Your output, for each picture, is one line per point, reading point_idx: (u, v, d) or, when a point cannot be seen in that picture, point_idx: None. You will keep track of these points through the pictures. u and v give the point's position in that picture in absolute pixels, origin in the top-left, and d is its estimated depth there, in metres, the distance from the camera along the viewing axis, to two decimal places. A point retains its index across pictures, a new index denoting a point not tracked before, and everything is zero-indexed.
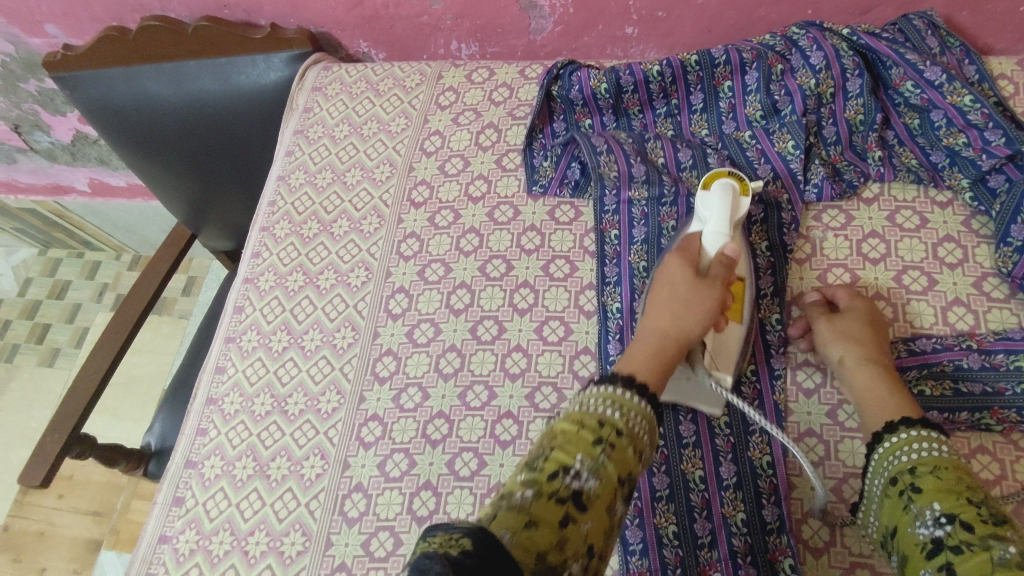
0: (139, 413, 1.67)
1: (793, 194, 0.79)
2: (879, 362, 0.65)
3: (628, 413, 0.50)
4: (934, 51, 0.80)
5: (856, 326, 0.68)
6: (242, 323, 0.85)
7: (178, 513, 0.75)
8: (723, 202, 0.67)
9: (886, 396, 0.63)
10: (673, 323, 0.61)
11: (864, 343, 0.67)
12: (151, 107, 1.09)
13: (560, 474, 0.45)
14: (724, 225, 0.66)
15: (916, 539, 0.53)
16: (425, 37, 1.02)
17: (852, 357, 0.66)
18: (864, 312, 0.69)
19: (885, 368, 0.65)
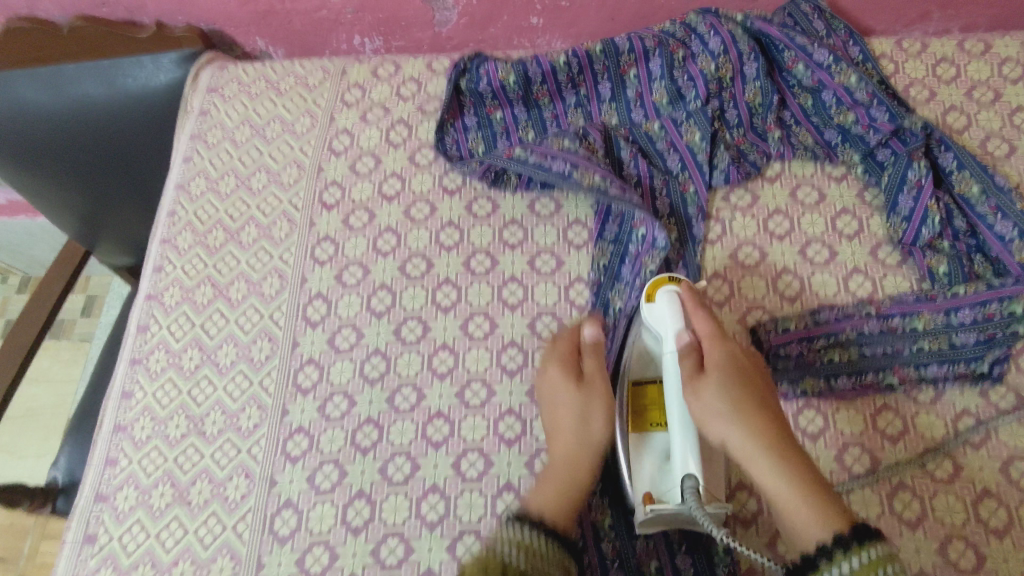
0: (43, 447, 1.55)
1: (698, 184, 0.81)
2: (789, 452, 0.59)
3: (530, 560, 0.56)
4: (821, 33, 0.84)
5: (741, 394, 0.62)
6: (148, 343, 0.80)
7: (91, 551, 0.70)
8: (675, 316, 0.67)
9: (803, 497, 0.56)
10: (566, 429, 0.67)
11: (763, 438, 0.60)
12: (24, 114, 0.99)
13: (496, 570, 0.53)
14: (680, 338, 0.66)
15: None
16: (325, 33, 0.99)
17: (746, 447, 0.60)
18: (728, 366, 0.64)
19: (784, 447, 0.60)
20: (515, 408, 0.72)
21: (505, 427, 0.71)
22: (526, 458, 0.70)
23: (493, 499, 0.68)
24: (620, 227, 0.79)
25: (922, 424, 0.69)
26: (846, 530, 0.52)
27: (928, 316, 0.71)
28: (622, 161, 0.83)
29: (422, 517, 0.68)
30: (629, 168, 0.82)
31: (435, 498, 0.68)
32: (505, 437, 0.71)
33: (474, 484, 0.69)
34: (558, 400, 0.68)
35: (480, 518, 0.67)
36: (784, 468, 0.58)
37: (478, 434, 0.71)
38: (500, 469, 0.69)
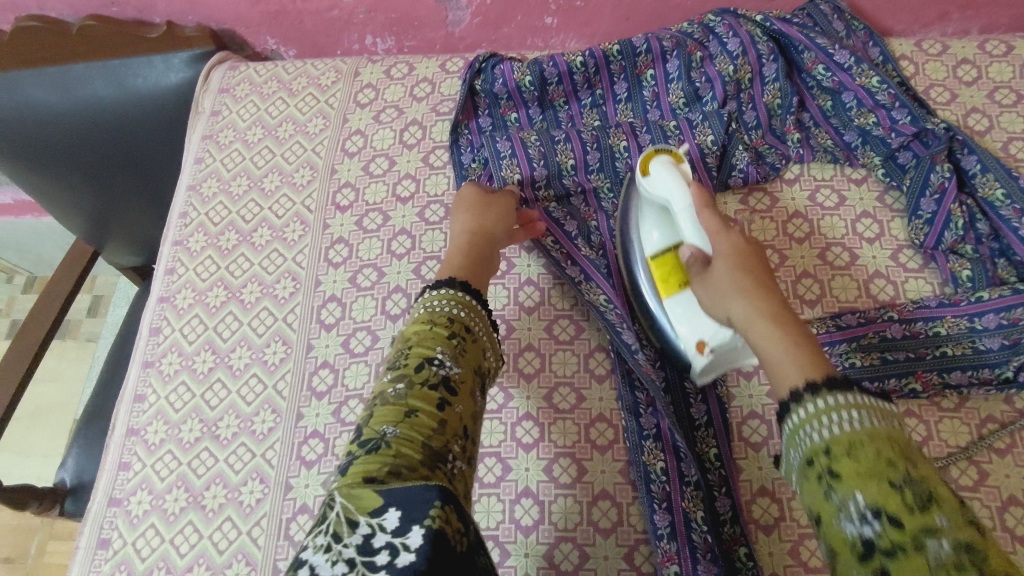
0: (49, 446, 1.55)
1: (707, 186, 0.80)
2: (773, 307, 0.55)
3: (466, 311, 0.61)
4: (840, 34, 0.83)
5: (735, 270, 0.59)
6: (160, 346, 0.79)
7: (104, 556, 0.69)
8: (669, 176, 0.70)
9: (793, 342, 0.51)
10: (470, 220, 0.73)
11: (749, 289, 0.57)
12: (35, 114, 0.99)
13: (427, 365, 0.54)
14: (681, 189, 0.69)
15: (841, 537, 0.40)
16: (337, 33, 0.98)
17: (745, 314, 0.55)
18: (728, 255, 0.61)
19: (786, 314, 0.54)
20: (533, 412, 0.71)
21: (522, 431, 0.70)
22: (545, 463, 0.69)
23: (511, 505, 0.67)
24: None
25: (946, 430, 0.68)
26: (817, 381, 0.46)
27: (951, 321, 0.70)
28: (621, 173, 0.82)
29: None
30: (630, 178, 0.81)
31: None
32: (522, 441, 0.70)
33: (491, 489, 0.68)
34: (471, 204, 0.75)
35: (498, 524, 0.66)
36: (759, 325, 0.54)
37: (495, 439, 0.70)
38: (518, 475, 0.69)
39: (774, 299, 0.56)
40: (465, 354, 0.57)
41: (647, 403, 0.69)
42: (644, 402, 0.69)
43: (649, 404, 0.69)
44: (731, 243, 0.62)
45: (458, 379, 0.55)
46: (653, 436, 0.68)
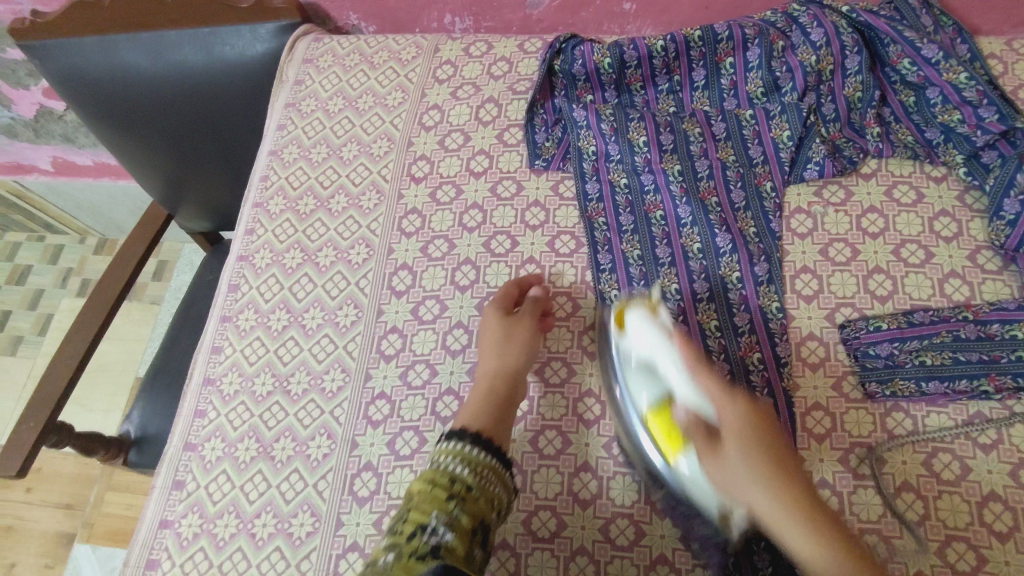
0: (111, 401, 1.62)
1: (776, 180, 0.80)
2: (786, 474, 0.52)
3: (471, 468, 0.59)
4: (929, 29, 0.82)
5: (749, 447, 0.53)
6: (238, 302, 0.82)
7: (179, 497, 0.73)
8: (653, 333, 0.61)
9: (815, 529, 0.49)
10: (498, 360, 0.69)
11: (770, 472, 0.52)
12: (126, 76, 1.03)
13: (418, 534, 0.53)
14: (682, 372, 0.58)
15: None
16: (417, 10, 1.00)
17: (771, 511, 0.51)
18: (735, 425, 0.54)
19: (815, 506, 0.51)
20: (595, 389, 0.72)
21: (584, 407, 0.72)
22: (605, 439, 0.70)
23: (569, 477, 0.68)
24: (691, 205, 0.78)
25: (1018, 435, 0.66)
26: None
27: None
28: (692, 155, 0.81)
29: None
30: (700, 161, 0.81)
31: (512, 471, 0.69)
32: (584, 416, 0.71)
33: (551, 461, 0.69)
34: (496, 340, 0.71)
35: (557, 494, 0.68)
36: (791, 524, 0.50)
37: (557, 413, 0.72)
38: (579, 449, 0.70)
39: (796, 482, 0.52)
40: (464, 514, 0.56)
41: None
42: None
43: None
44: (728, 413, 0.55)
45: (450, 547, 0.53)
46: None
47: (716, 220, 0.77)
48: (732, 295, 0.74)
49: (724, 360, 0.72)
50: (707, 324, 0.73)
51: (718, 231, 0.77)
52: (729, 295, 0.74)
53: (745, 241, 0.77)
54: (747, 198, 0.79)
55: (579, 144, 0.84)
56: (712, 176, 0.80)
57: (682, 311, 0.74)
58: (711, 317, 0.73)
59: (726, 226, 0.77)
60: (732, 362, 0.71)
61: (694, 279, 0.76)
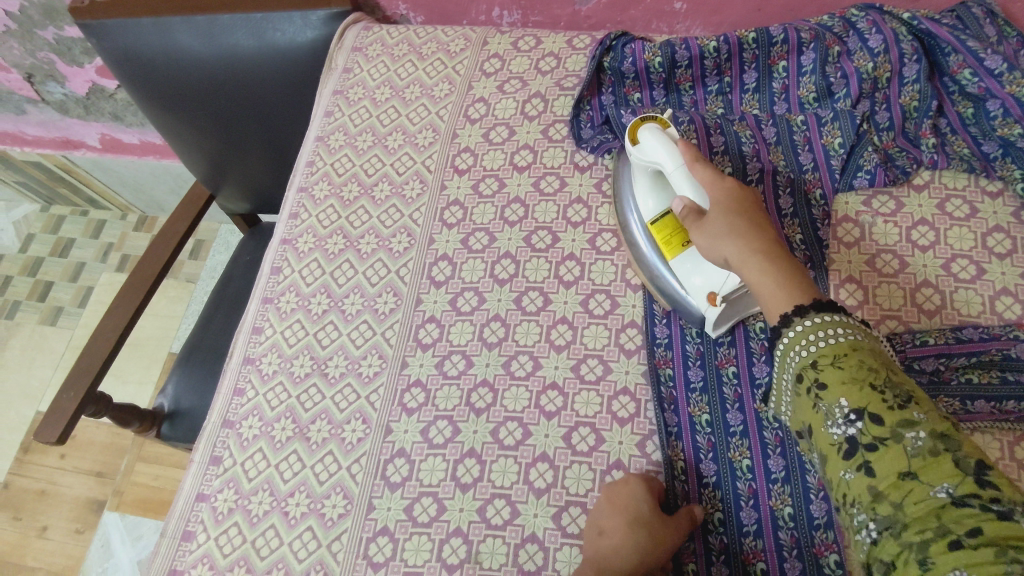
0: (145, 375, 1.65)
1: (825, 187, 0.80)
2: (761, 246, 0.59)
3: None
4: (992, 39, 0.79)
5: (728, 215, 0.62)
6: (280, 284, 0.83)
7: (215, 472, 0.74)
8: (658, 144, 0.69)
9: (784, 284, 0.56)
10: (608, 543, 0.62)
11: (742, 231, 0.61)
12: (179, 58, 1.05)
13: None
14: (671, 152, 0.68)
15: (828, 439, 0.49)
16: (467, 3, 1.00)
17: (738, 254, 0.60)
18: (721, 202, 0.63)
19: (775, 254, 0.59)
20: (630, 388, 0.72)
21: (619, 405, 0.71)
22: (639, 438, 0.70)
23: (601, 475, 0.68)
24: None
25: None
26: (805, 305, 0.53)
27: None
28: (743, 156, 0.80)
29: (529, 483, 0.69)
30: (750, 165, 0.80)
31: (544, 466, 0.69)
32: (618, 415, 0.71)
33: (584, 458, 0.69)
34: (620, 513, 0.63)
35: (588, 492, 0.68)
36: (748, 262, 0.59)
37: (591, 410, 0.71)
38: (612, 447, 0.70)
39: (760, 234, 0.61)
40: None
41: (735, 398, 0.70)
42: (731, 398, 0.70)
43: (736, 401, 0.70)
44: (715, 191, 0.64)
45: None
46: (740, 432, 0.68)
47: None
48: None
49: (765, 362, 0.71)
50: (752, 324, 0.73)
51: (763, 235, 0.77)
52: None
53: (791, 248, 0.76)
54: (795, 206, 0.78)
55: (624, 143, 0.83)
56: (761, 181, 0.79)
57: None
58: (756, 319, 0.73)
59: (772, 232, 0.77)
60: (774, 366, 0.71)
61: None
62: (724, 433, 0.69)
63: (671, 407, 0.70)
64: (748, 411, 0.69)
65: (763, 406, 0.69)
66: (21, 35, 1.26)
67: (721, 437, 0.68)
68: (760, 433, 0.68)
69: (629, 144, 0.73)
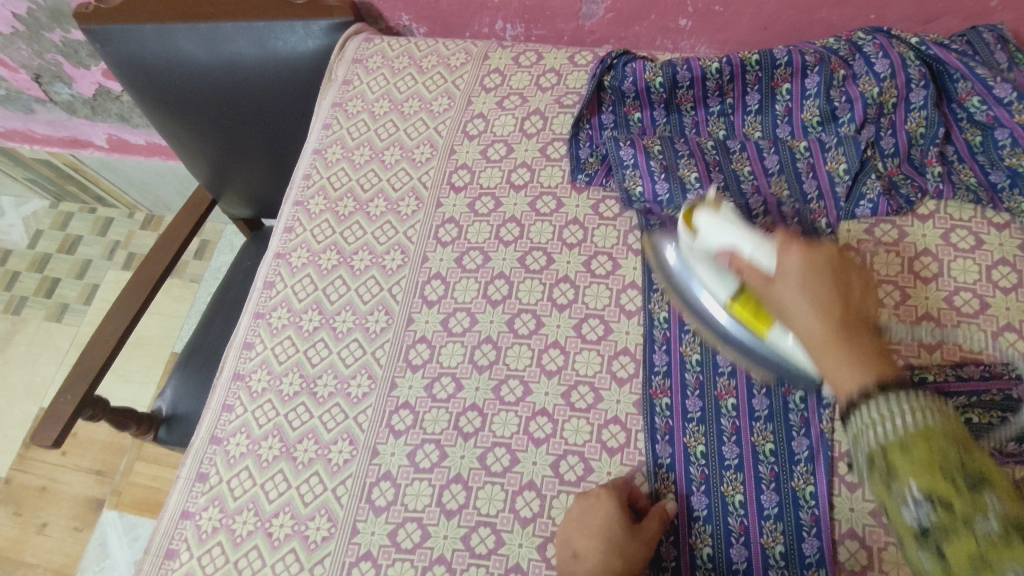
0: (146, 374, 1.66)
1: (830, 216, 0.77)
2: (866, 356, 0.51)
3: None
4: (1002, 66, 0.77)
5: (804, 288, 0.55)
6: (272, 299, 0.83)
7: (202, 489, 0.74)
8: (723, 226, 0.63)
9: (861, 362, 0.51)
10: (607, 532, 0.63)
11: (808, 281, 0.55)
12: (181, 66, 1.04)
13: None
14: (748, 232, 0.61)
15: (904, 524, 0.43)
16: (469, 15, 0.99)
17: (809, 332, 0.54)
18: (800, 274, 0.56)
19: (854, 334, 0.54)
20: (621, 417, 0.71)
21: (608, 435, 0.70)
22: (628, 469, 0.68)
23: None
24: None
25: None
26: (891, 381, 0.48)
27: None
28: (744, 193, 0.79)
29: (515, 511, 0.68)
30: (754, 197, 0.79)
31: (530, 495, 0.69)
32: (608, 445, 0.70)
33: (571, 487, 0.68)
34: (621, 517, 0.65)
35: None
36: (816, 354, 0.54)
37: (580, 439, 0.70)
38: (600, 477, 0.68)
39: (836, 317, 0.54)
40: None
41: (732, 431, 0.68)
42: (729, 430, 0.68)
43: (734, 432, 0.68)
44: (796, 263, 0.56)
45: None
46: (735, 466, 0.67)
47: None
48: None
49: (765, 396, 0.69)
50: None
51: None
52: None
53: None
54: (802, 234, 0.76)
55: (624, 172, 0.81)
56: (768, 210, 0.78)
57: None
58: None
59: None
60: (773, 400, 0.69)
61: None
62: (718, 466, 0.67)
63: (665, 437, 0.69)
64: (745, 445, 0.67)
65: (760, 440, 0.67)
66: (27, 36, 1.27)
67: (714, 470, 0.67)
68: (755, 467, 0.66)
69: (683, 230, 0.68)
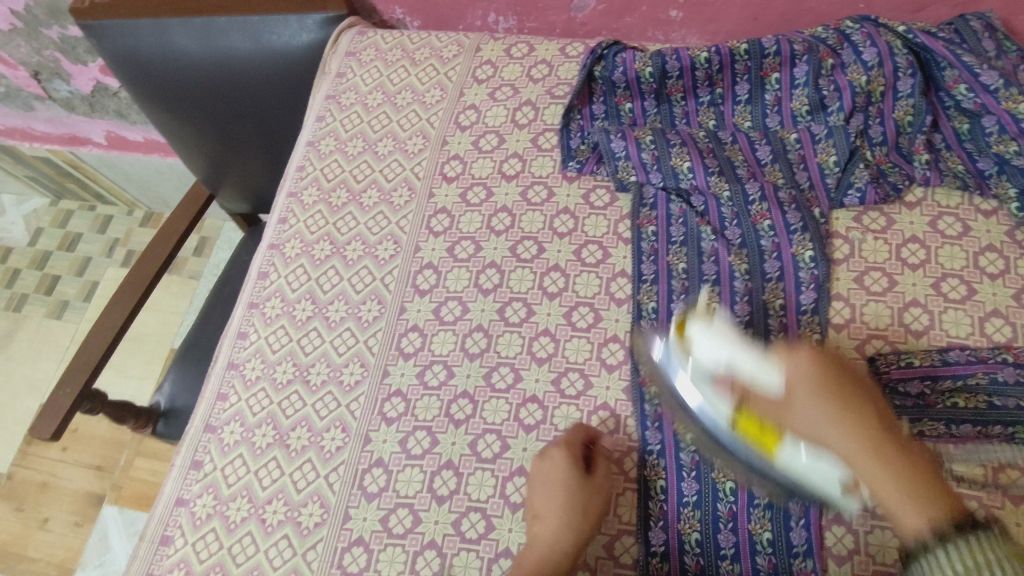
0: (146, 370, 1.67)
1: (823, 206, 0.78)
2: (898, 464, 0.52)
3: None
4: (990, 54, 0.77)
5: (824, 397, 0.54)
6: (266, 289, 0.84)
7: (196, 477, 0.74)
8: (714, 336, 0.61)
9: (919, 493, 0.51)
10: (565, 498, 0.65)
11: (842, 413, 0.53)
12: (176, 60, 1.05)
13: None
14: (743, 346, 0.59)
15: None
16: (462, 8, 1.00)
17: (845, 450, 0.53)
18: (809, 375, 0.55)
19: (896, 445, 0.53)
20: (610, 403, 0.71)
21: (598, 421, 0.71)
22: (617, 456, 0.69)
23: None
24: (740, 227, 0.77)
25: None
26: (952, 528, 0.49)
27: None
28: (740, 178, 0.79)
29: (505, 497, 0.69)
30: (751, 184, 0.78)
31: (520, 480, 0.69)
32: (597, 430, 0.70)
33: None
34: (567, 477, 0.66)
35: None
36: (837, 429, 0.53)
37: (570, 425, 0.71)
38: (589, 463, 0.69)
39: (867, 419, 0.54)
40: None
41: None
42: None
43: None
44: (808, 366, 0.55)
45: None
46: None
47: (767, 246, 0.75)
48: (772, 322, 0.72)
49: None
50: None
51: (767, 257, 0.75)
52: (768, 320, 0.72)
53: (796, 267, 0.74)
54: (803, 220, 0.75)
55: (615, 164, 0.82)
56: (765, 199, 0.77)
57: None
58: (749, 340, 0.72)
59: (778, 252, 0.75)
60: None
61: (736, 302, 0.73)
62: (709, 452, 0.67)
63: (656, 425, 0.69)
64: None
65: None
66: (25, 33, 1.28)
67: (705, 457, 0.67)
68: None
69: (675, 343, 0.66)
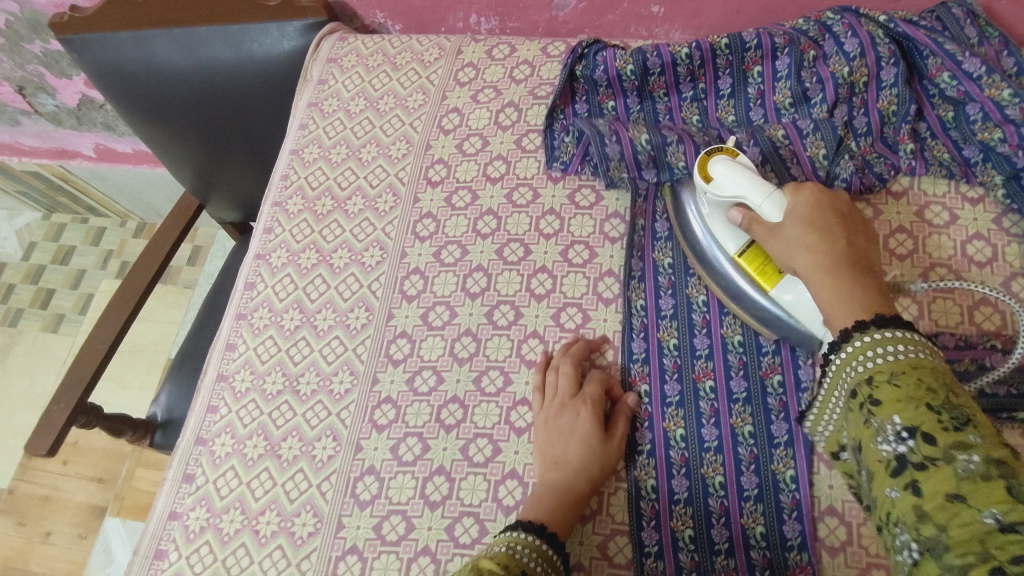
0: (144, 381, 1.67)
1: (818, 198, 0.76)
2: (850, 265, 0.60)
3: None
4: (972, 41, 0.77)
5: (810, 227, 0.62)
6: (254, 300, 0.83)
7: (188, 490, 0.74)
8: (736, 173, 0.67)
9: (848, 283, 0.58)
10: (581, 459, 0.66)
11: (811, 222, 0.63)
12: (159, 73, 1.05)
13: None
14: (761, 188, 0.66)
15: (877, 454, 0.50)
16: (443, 10, 1.00)
17: (808, 263, 0.61)
18: (803, 224, 0.63)
19: (852, 267, 0.60)
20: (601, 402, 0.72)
21: None
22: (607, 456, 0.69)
23: None
24: None
25: None
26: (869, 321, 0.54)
27: None
28: None
29: (497, 501, 0.68)
30: None
31: (513, 483, 0.69)
32: None
33: None
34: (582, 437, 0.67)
35: None
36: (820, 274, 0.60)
37: None
38: None
39: (835, 245, 0.61)
40: None
41: (711, 413, 0.68)
42: (708, 412, 0.69)
43: (713, 414, 0.68)
44: (808, 257, 0.61)
45: None
46: (715, 448, 0.67)
47: None
48: None
49: (743, 378, 0.70)
50: (730, 338, 0.72)
51: None
52: None
53: None
54: None
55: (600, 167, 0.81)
56: None
57: (706, 323, 0.73)
58: (735, 332, 0.72)
59: None
60: (751, 381, 0.69)
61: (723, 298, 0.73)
62: (698, 448, 0.67)
63: (646, 423, 0.70)
64: (724, 427, 0.68)
65: (738, 422, 0.68)
66: (9, 49, 1.28)
67: (694, 453, 0.67)
68: (735, 449, 0.67)
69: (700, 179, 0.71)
